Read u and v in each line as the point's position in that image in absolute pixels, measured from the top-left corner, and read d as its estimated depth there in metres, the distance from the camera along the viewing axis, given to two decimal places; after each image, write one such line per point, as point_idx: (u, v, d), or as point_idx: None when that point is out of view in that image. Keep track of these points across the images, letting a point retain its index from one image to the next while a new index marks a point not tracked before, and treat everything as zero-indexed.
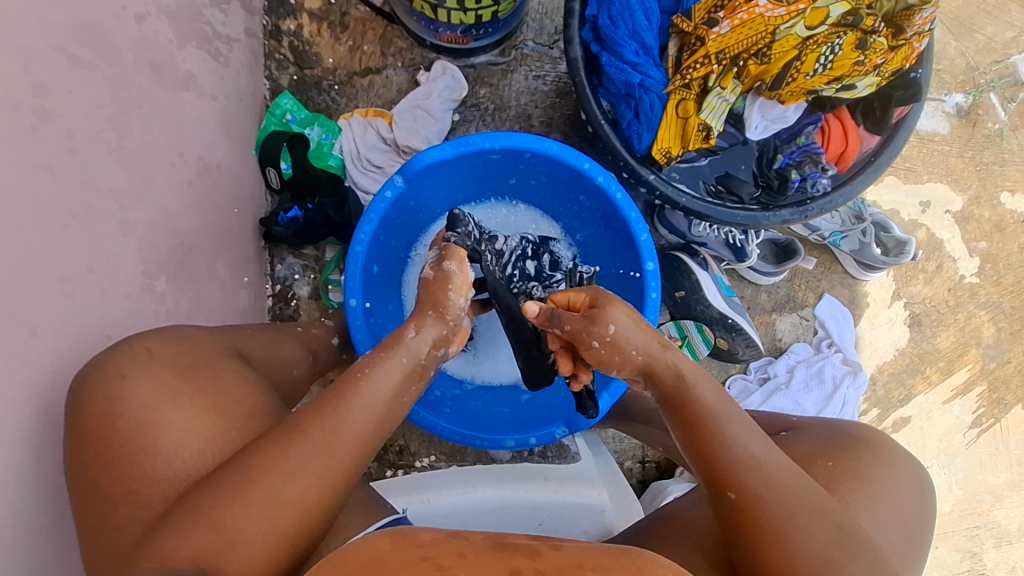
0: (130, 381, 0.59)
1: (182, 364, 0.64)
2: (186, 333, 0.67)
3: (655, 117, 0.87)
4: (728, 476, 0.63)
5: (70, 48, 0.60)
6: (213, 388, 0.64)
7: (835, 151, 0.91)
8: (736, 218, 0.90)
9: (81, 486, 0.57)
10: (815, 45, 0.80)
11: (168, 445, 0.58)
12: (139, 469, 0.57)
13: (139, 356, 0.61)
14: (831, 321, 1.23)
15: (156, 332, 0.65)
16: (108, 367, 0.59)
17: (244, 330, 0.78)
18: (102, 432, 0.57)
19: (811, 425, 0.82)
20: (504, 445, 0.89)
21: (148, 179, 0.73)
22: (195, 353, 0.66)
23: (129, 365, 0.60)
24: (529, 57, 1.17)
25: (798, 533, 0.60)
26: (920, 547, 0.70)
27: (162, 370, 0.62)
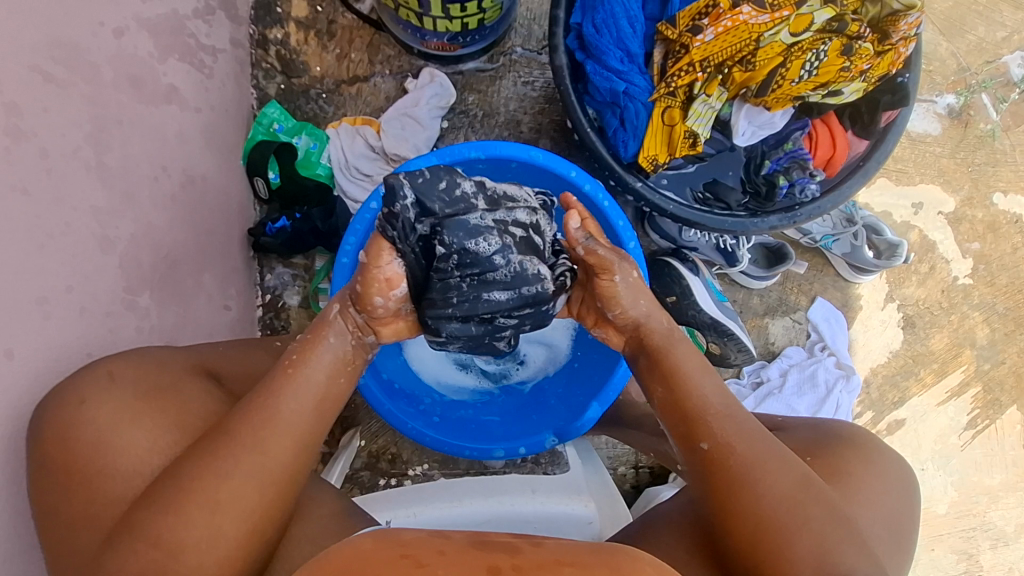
0: (89, 406, 0.58)
1: (144, 385, 0.63)
2: (152, 355, 0.67)
3: (641, 124, 0.87)
4: (701, 428, 0.68)
5: (44, 66, 0.60)
6: (176, 407, 0.63)
7: (823, 157, 0.91)
8: (725, 225, 0.89)
9: (43, 511, 0.57)
10: (800, 51, 0.80)
11: (127, 468, 0.58)
12: (99, 492, 0.57)
13: (101, 380, 0.60)
14: (824, 324, 1.23)
15: (121, 355, 0.64)
16: (68, 393, 0.58)
17: (215, 349, 0.77)
18: (60, 458, 0.57)
19: (795, 425, 0.83)
20: (493, 456, 0.89)
21: (129, 195, 0.73)
22: (159, 372, 0.65)
23: (89, 389, 0.59)
24: (518, 64, 1.17)
25: (766, 479, 0.64)
26: (904, 540, 0.71)
27: (122, 393, 0.61)
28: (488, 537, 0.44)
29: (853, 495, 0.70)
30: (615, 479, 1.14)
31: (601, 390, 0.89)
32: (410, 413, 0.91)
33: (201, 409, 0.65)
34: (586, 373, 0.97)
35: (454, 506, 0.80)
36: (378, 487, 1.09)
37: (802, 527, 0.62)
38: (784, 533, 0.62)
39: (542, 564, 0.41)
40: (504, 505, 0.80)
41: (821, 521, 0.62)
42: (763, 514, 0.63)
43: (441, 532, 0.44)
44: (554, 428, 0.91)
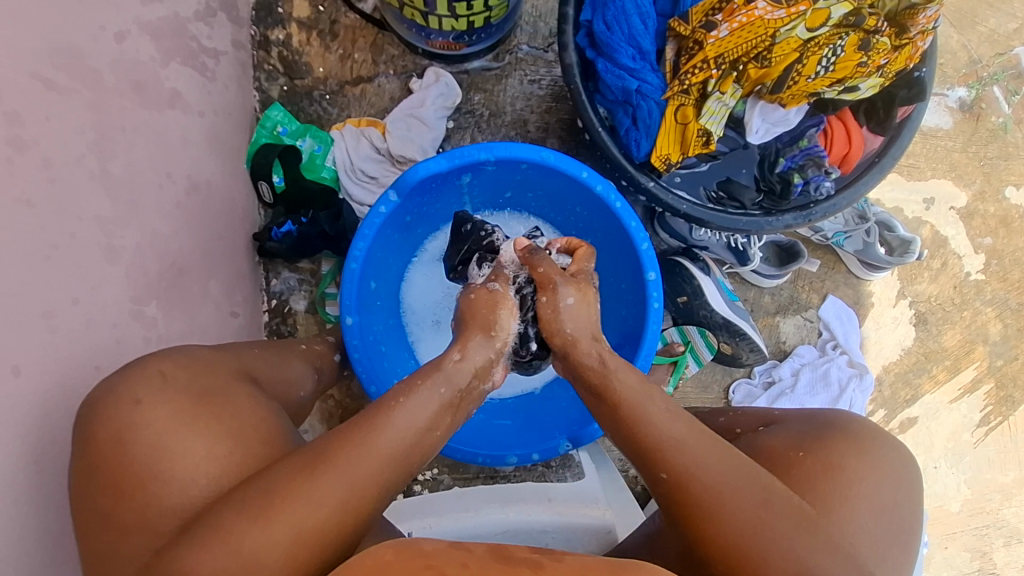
0: (143, 407, 0.58)
1: (197, 389, 0.62)
2: (197, 356, 0.66)
3: (653, 123, 0.85)
4: (658, 456, 0.62)
5: (46, 73, 0.58)
6: (229, 412, 0.62)
7: (837, 154, 0.89)
8: (738, 225, 0.88)
9: (95, 515, 0.55)
10: (817, 46, 0.78)
11: (183, 473, 0.56)
12: (153, 498, 0.55)
13: (153, 380, 0.60)
14: (836, 322, 1.21)
15: (169, 355, 0.64)
16: (123, 392, 0.58)
17: (253, 349, 0.76)
18: (113, 458, 0.56)
19: (792, 417, 0.78)
20: (508, 462, 0.87)
21: (133, 204, 0.71)
22: (209, 377, 0.64)
23: (144, 389, 0.59)
24: (524, 61, 1.15)
25: (732, 502, 0.58)
26: (907, 538, 0.65)
27: (176, 394, 0.60)
28: (511, 549, 0.43)
29: (842, 495, 0.64)
30: (628, 481, 1.13)
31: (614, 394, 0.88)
32: None
33: (249, 416, 0.63)
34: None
35: (471, 516, 0.78)
36: None
37: (779, 552, 0.56)
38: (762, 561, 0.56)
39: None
40: (523, 514, 0.78)
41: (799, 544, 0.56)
42: (738, 544, 0.57)
43: (460, 543, 0.42)
44: (568, 433, 0.89)
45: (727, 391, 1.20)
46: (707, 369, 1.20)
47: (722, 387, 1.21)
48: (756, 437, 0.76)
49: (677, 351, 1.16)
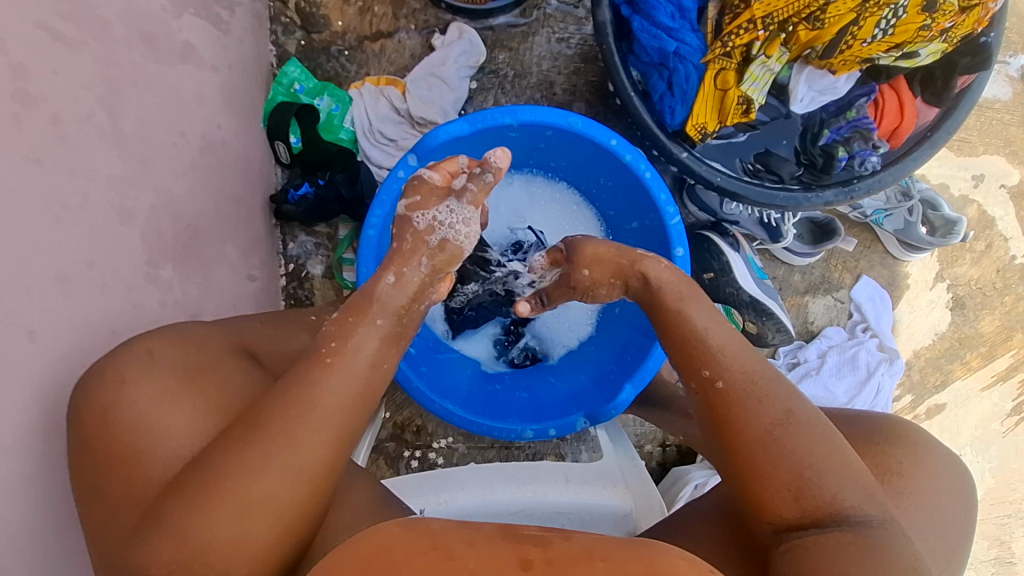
0: (130, 387, 0.53)
1: (184, 367, 0.58)
2: (191, 332, 0.62)
3: (690, 89, 0.80)
4: (699, 357, 0.61)
5: (51, 23, 0.55)
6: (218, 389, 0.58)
7: (887, 127, 0.83)
8: (775, 201, 0.83)
9: (79, 498, 0.52)
10: (876, 6, 0.71)
11: (167, 456, 0.52)
12: (138, 480, 0.51)
13: (142, 359, 0.56)
14: (868, 304, 1.17)
15: (159, 331, 0.59)
16: (109, 370, 0.54)
17: (252, 325, 0.72)
18: (98, 440, 0.52)
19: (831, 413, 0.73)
20: (522, 437, 0.85)
21: (145, 163, 0.69)
22: (201, 354, 0.60)
23: (129, 370, 0.54)
24: (552, 18, 1.09)
25: (760, 414, 0.58)
26: (958, 549, 0.62)
27: (164, 374, 0.56)
28: (517, 526, 0.41)
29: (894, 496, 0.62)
30: (641, 456, 1.13)
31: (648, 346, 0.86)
32: (430, 384, 0.88)
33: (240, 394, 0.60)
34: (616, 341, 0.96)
35: (487, 494, 0.77)
36: (403, 458, 1.11)
37: (794, 460, 0.55)
38: (773, 465, 0.56)
39: (574, 560, 0.37)
40: (538, 494, 0.77)
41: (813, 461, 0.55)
42: (750, 447, 0.57)
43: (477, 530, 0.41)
44: (585, 410, 0.87)
45: None
46: None
47: None
48: None
49: None
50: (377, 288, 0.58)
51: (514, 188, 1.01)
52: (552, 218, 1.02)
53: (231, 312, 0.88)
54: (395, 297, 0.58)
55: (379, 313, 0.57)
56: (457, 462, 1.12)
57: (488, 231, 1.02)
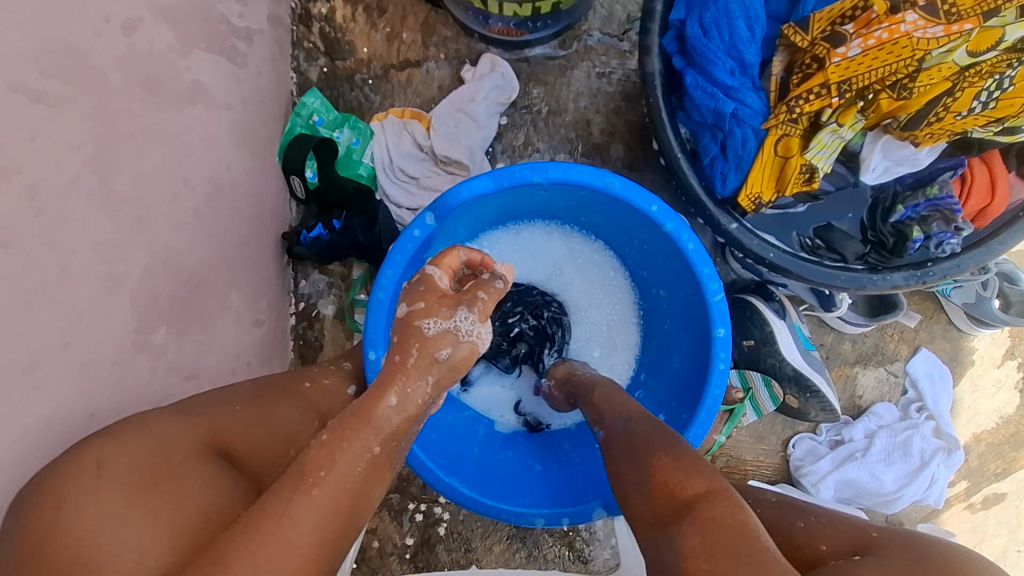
0: (69, 511, 0.48)
1: (136, 478, 0.53)
2: (154, 430, 0.57)
3: (747, 154, 0.70)
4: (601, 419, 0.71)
5: (31, 83, 0.49)
6: (170, 507, 0.53)
7: (974, 207, 0.72)
8: (836, 281, 0.74)
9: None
10: (977, 76, 0.61)
11: None
12: None
13: (87, 474, 0.50)
14: (925, 381, 1.05)
15: (115, 433, 0.54)
16: (48, 490, 0.48)
17: (234, 406, 0.66)
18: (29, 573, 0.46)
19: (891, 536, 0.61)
20: (533, 523, 0.77)
21: (139, 221, 0.63)
22: (160, 460, 0.55)
23: (73, 489, 0.49)
24: (593, 51, 1.00)
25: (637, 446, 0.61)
26: None
27: (110, 492, 0.50)
28: None
29: None
30: None
31: (697, 409, 0.78)
32: (438, 455, 0.80)
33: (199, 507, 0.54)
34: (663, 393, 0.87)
35: None
36: (407, 511, 1.05)
37: (659, 481, 0.56)
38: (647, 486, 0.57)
39: None
40: None
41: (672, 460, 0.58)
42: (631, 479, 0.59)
43: None
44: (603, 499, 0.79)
45: (788, 445, 1.06)
46: (767, 420, 1.07)
47: (782, 440, 1.07)
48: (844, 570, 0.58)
49: (736, 398, 1.04)
50: (378, 408, 0.54)
51: (553, 241, 0.93)
52: (592, 278, 0.94)
53: (232, 364, 0.82)
54: (392, 417, 0.54)
55: (371, 437, 0.53)
56: (463, 521, 1.06)
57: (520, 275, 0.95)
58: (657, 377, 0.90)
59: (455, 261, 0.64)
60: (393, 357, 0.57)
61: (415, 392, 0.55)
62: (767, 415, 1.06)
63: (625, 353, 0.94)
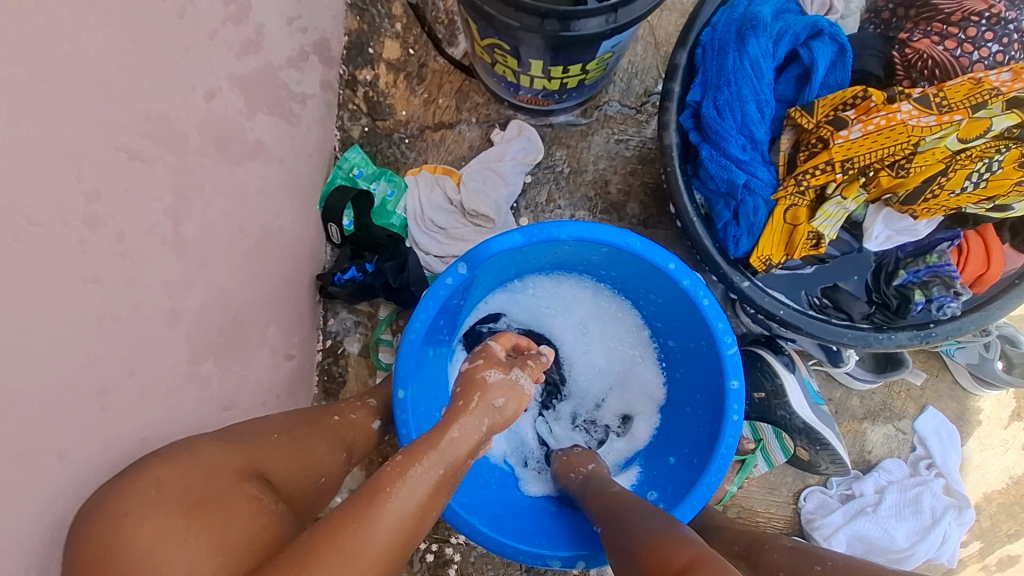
0: (130, 524, 0.49)
1: (190, 499, 0.54)
2: (203, 452, 0.58)
3: (758, 221, 0.76)
4: (596, 499, 0.76)
5: (131, 144, 0.56)
6: (223, 525, 0.53)
7: (971, 274, 0.78)
8: (843, 340, 0.78)
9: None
10: (967, 159, 0.68)
11: None
12: None
13: (145, 491, 0.52)
14: (934, 439, 1.08)
15: (168, 454, 0.56)
16: (107, 508, 0.49)
17: (273, 434, 0.67)
18: None
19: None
20: (549, 565, 0.79)
21: (202, 263, 0.69)
22: (209, 482, 0.56)
23: (131, 505, 0.50)
24: (613, 119, 1.09)
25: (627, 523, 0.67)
26: None
27: (165, 510, 0.52)
28: None
29: None
30: None
31: (711, 458, 0.81)
32: (459, 493, 0.82)
33: (247, 525, 0.55)
34: (677, 438, 0.91)
35: None
36: (418, 551, 1.07)
37: (643, 544, 0.61)
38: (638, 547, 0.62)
39: None
40: None
41: (668, 534, 0.61)
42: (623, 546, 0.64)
43: None
44: None
45: (799, 497, 1.08)
46: (777, 471, 1.09)
47: (792, 491, 1.09)
48: None
49: (747, 448, 1.07)
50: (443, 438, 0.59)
51: (584, 293, 0.98)
52: (613, 327, 0.99)
53: (264, 397, 0.86)
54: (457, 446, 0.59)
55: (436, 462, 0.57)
56: (474, 563, 1.07)
57: (551, 326, 0.99)
58: (671, 424, 0.94)
59: (507, 342, 0.77)
60: (457, 403, 0.63)
61: (475, 429, 0.61)
62: (778, 466, 1.08)
63: (644, 401, 0.98)
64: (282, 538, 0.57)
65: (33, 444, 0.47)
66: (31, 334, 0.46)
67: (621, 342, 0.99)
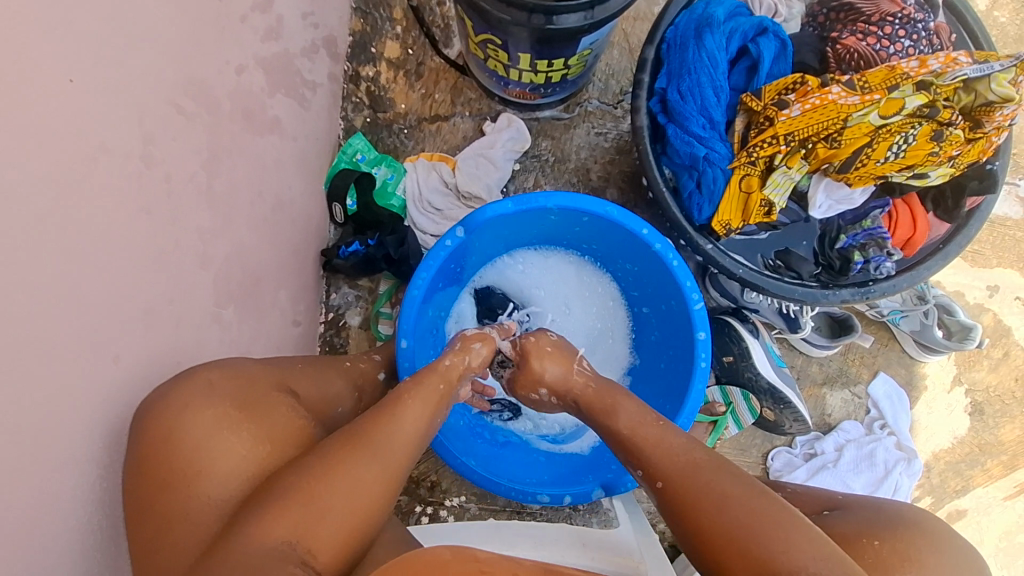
0: (192, 410, 0.61)
1: (238, 398, 0.65)
2: (241, 365, 0.69)
3: (718, 190, 0.87)
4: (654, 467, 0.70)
5: (179, 101, 0.65)
6: (265, 420, 0.66)
7: (901, 237, 0.90)
8: (793, 295, 0.89)
9: (140, 520, 0.57)
10: (888, 133, 0.80)
11: (224, 470, 0.60)
12: (197, 492, 0.58)
13: (201, 386, 0.63)
14: (885, 402, 1.19)
15: (216, 363, 0.67)
16: (173, 396, 0.61)
17: (296, 362, 0.78)
18: (160, 456, 0.58)
19: (856, 505, 0.73)
20: (537, 500, 0.88)
21: (228, 217, 0.78)
22: (251, 387, 0.68)
23: (194, 395, 0.62)
24: (592, 114, 1.21)
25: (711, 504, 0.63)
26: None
27: (220, 401, 0.63)
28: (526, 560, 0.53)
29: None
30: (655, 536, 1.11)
31: (682, 404, 0.92)
32: (451, 439, 0.90)
33: (283, 424, 0.67)
34: (652, 392, 1.02)
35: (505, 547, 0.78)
36: (415, 513, 1.13)
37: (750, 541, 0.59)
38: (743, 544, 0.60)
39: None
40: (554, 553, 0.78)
41: (773, 526, 0.60)
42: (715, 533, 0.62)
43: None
44: (600, 480, 0.89)
45: (767, 457, 1.17)
46: (746, 433, 1.19)
47: (761, 452, 1.19)
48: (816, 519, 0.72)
49: (718, 411, 1.16)
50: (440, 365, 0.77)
51: (567, 268, 1.09)
52: (592, 301, 1.09)
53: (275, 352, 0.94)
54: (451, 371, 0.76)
55: (438, 378, 0.74)
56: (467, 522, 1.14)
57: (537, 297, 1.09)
58: (646, 381, 1.04)
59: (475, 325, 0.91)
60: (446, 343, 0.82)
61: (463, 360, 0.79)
62: (746, 429, 1.18)
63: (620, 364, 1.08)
64: (310, 439, 0.70)
65: (92, 342, 0.55)
66: (97, 246, 0.55)
67: (598, 312, 1.09)
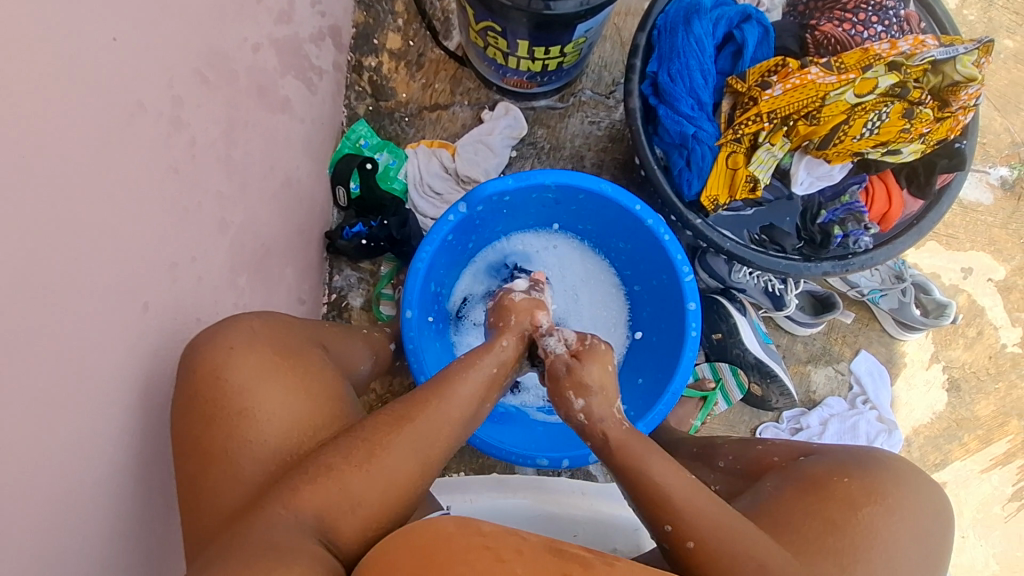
0: (237, 355, 0.68)
1: (278, 347, 0.72)
2: (279, 318, 0.77)
3: (706, 166, 0.93)
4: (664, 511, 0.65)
5: (203, 70, 0.69)
6: (302, 368, 0.73)
7: (878, 211, 0.96)
8: (778, 266, 0.94)
9: (189, 450, 0.65)
10: (863, 111, 0.85)
11: (265, 413, 0.67)
12: (241, 430, 0.66)
13: (244, 334, 0.70)
14: (867, 379, 1.24)
15: (259, 314, 0.75)
16: (220, 341, 0.68)
17: (322, 323, 0.85)
18: (208, 394, 0.66)
19: (831, 447, 0.78)
20: (536, 463, 0.91)
21: (244, 186, 0.81)
22: (287, 338, 0.75)
23: (238, 342, 0.69)
24: (586, 104, 1.26)
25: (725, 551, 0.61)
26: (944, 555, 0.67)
27: (262, 349, 0.71)
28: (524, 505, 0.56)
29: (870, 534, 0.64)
30: None
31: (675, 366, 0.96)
32: None
33: (317, 373, 0.74)
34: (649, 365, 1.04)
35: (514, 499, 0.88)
36: None
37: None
38: None
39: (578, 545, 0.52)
40: (558, 505, 0.88)
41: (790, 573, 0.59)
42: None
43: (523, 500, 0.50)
44: None
45: (755, 432, 1.22)
46: (735, 409, 1.23)
47: (750, 428, 1.23)
48: (796, 466, 0.76)
49: (708, 386, 1.20)
50: None
51: (574, 258, 1.14)
52: (598, 292, 1.13)
53: None
54: None
55: None
56: None
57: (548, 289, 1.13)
58: (642, 358, 1.07)
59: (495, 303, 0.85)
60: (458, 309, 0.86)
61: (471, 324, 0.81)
62: (735, 405, 1.23)
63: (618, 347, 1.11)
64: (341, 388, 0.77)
65: (124, 286, 0.59)
66: (131, 196, 0.58)
67: (602, 300, 1.13)
